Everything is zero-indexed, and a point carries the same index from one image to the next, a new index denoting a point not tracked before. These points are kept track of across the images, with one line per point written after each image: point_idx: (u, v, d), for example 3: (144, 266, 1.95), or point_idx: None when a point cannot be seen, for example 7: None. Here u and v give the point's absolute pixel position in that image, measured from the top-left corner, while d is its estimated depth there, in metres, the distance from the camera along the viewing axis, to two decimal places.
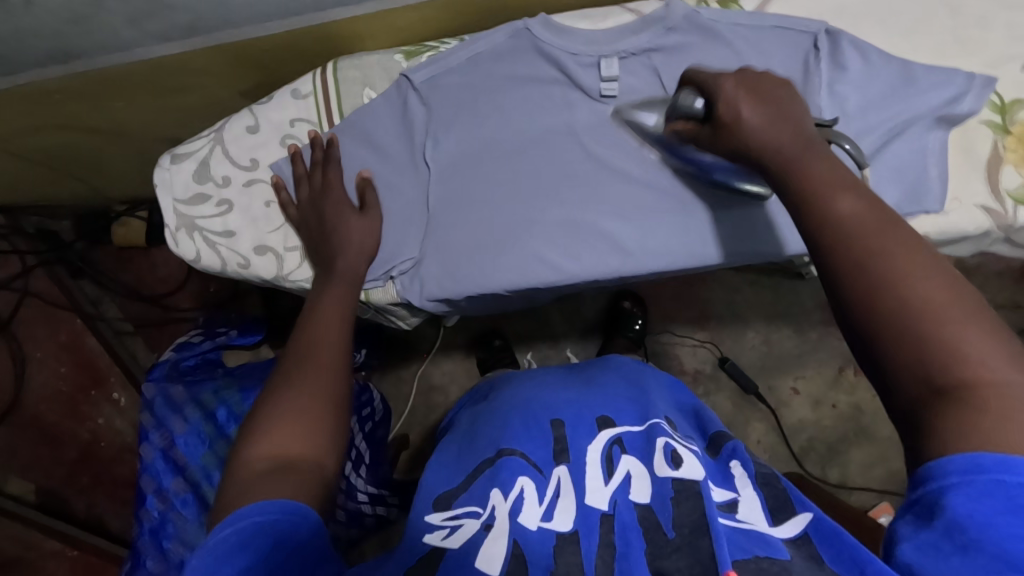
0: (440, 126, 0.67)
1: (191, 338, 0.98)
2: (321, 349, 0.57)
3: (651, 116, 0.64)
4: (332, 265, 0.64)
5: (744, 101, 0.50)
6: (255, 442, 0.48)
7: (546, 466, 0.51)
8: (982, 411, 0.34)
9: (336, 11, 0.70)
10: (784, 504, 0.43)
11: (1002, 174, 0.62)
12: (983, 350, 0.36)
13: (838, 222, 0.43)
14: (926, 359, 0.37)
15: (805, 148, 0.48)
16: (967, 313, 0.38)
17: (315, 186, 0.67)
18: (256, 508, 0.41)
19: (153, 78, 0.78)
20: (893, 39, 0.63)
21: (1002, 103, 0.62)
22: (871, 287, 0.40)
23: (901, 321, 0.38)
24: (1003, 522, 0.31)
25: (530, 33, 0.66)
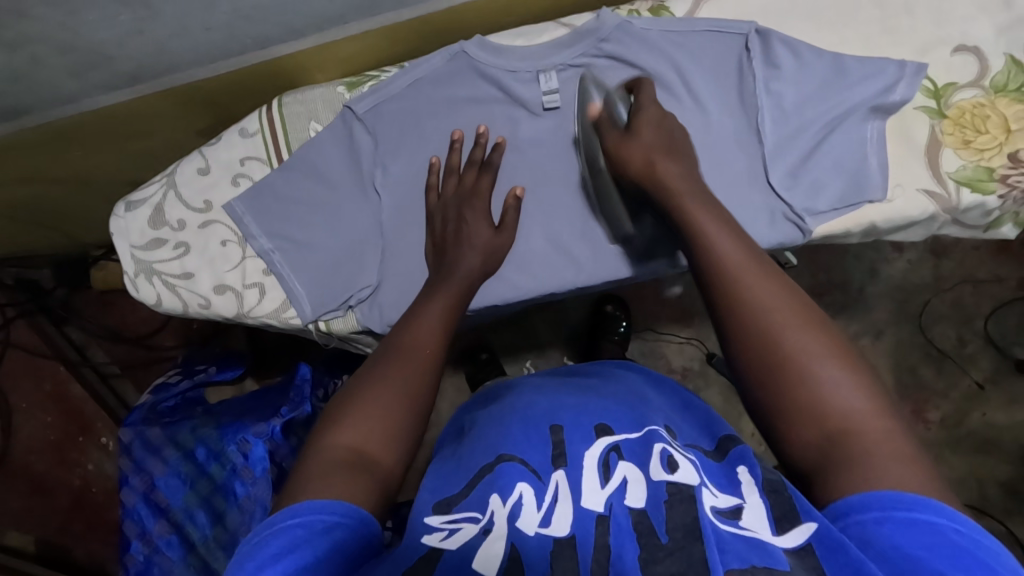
0: (387, 156, 0.68)
1: (169, 377, 1.00)
2: (422, 347, 0.55)
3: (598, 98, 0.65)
4: (457, 265, 0.62)
5: (647, 130, 0.59)
6: (339, 429, 0.48)
7: (544, 470, 0.47)
8: (867, 458, 0.40)
9: (278, 47, 0.71)
10: (789, 511, 0.40)
11: (941, 158, 0.62)
12: (855, 399, 0.43)
13: (721, 267, 0.50)
14: (811, 408, 0.43)
15: (703, 203, 0.54)
16: (831, 354, 0.45)
17: (458, 184, 0.66)
18: (331, 501, 0.42)
19: (106, 126, 0.79)
20: (821, 33, 0.64)
21: (936, 88, 0.63)
22: (752, 333, 0.46)
23: (790, 373, 0.44)
24: (926, 550, 0.36)
25: (467, 55, 0.66)
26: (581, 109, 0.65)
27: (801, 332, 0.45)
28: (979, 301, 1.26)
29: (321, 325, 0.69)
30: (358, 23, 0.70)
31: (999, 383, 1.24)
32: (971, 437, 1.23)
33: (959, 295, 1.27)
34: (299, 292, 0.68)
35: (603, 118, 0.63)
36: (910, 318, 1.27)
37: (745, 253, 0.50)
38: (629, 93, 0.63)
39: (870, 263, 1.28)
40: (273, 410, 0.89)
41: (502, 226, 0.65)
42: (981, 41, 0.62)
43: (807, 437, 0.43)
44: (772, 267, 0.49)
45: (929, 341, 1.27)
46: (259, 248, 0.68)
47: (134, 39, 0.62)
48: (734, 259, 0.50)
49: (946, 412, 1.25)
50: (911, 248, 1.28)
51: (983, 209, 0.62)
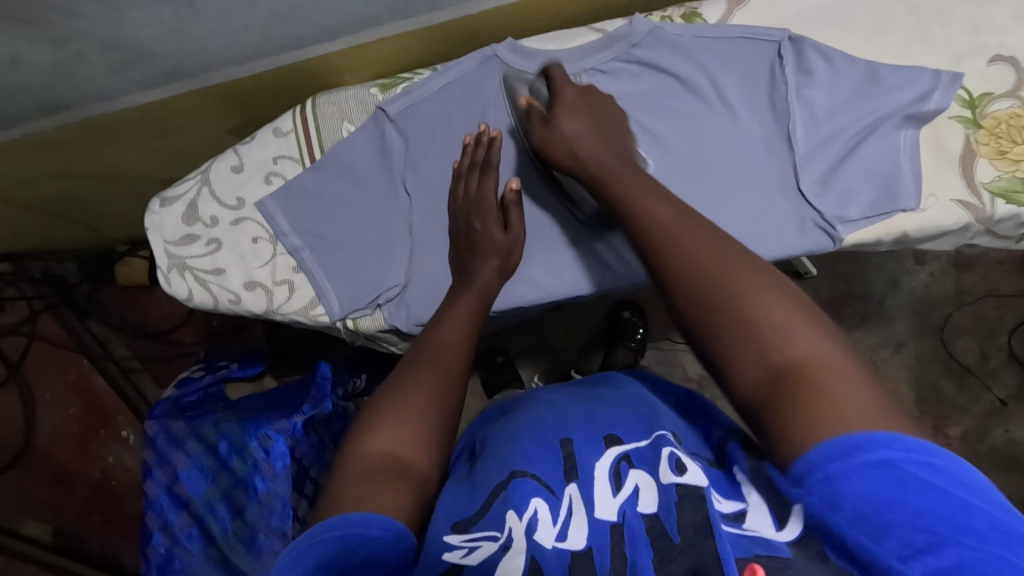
0: (417, 157, 0.69)
1: (192, 372, 1.01)
2: (447, 352, 0.56)
3: (524, 87, 0.66)
4: (477, 272, 0.63)
5: (568, 116, 0.59)
6: (372, 435, 0.49)
7: (557, 484, 0.47)
8: (820, 391, 0.36)
9: (312, 48, 0.72)
10: (786, 504, 0.40)
11: (976, 168, 0.62)
12: (805, 330, 0.39)
13: (652, 222, 0.49)
14: (762, 348, 0.39)
15: (630, 173, 0.54)
16: (775, 290, 0.42)
17: (467, 187, 0.66)
18: (372, 512, 0.42)
19: (140, 123, 0.81)
20: (855, 42, 0.64)
21: (971, 97, 0.62)
22: (687, 278, 0.44)
23: (735, 313, 0.41)
24: (902, 499, 0.32)
25: (499, 58, 0.67)
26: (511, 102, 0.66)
27: (742, 274, 0.43)
28: (1003, 315, 1.25)
29: (348, 323, 0.70)
30: (392, 25, 0.71)
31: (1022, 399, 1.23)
32: (992, 454, 1.22)
33: (982, 309, 1.25)
34: (328, 290, 0.69)
35: (533, 105, 0.63)
36: (931, 331, 1.26)
37: (673, 211, 0.49)
38: (545, 80, 0.64)
39: (892, 275, 1.27)
40: (294, 407, 0.90)
41: (509, 228, 0.64)
42: (1016, 50, 0.62)
43: (761, 377, 0.39)
44: (703, 221, 0.48)
45: (951, 354, 1.25)
46: (289, 245, 0.69)
47: (173, 38, 0.63)
48: (663, 217, 0.48)
49: (968, 427, 1.23)
50: (933, 261, 1.27)
51: (1016, 220, 0.62)
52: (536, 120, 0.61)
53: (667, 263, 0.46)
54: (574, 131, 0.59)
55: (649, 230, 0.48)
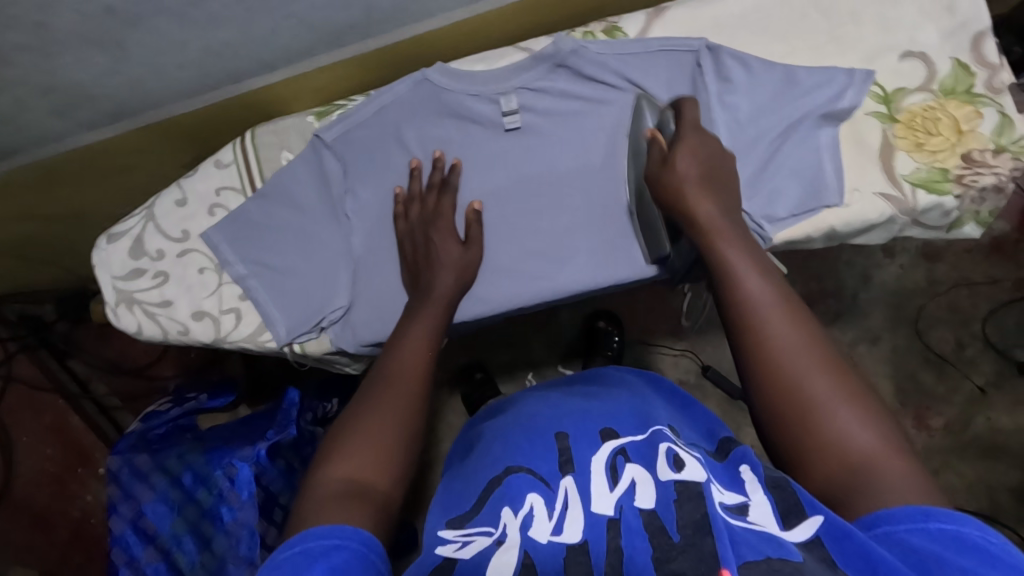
0: (356, 182, 0.70)
1: (159, 406, 1.01)
2: (409, 367, 0.56)
3: (648, 117, 0.64)
4: (434, 286, 0.63)
5: (686, 157, 0.58)
6: (337, 462, 0.48)
7: (553, 477, 0.46)
8: (880, 491, 0.40)
9: (251, 81, 0.74)
10: (794, 506, 0.39)
11: (896, 160, 0.63)
12: (872, 434, 0.43)
13: (748, 300, 0.49)
14: (830, 440, 0.43)
15: (730, 239, 0.54)
16: (855, 389, 0.45)
17: (422, 208, 0.67)
18: (330, 525, 0.42)
19: (94, 163, 0.83)
20: (772, 46, 0.66)
21: (886, 93, 0.63)
22: (774, 360, 0.46)
23: (810, 412, 0.44)
24: (942, 545, 0.36)
25: (430, 82, 0.68)
26: (636, 131, 0.64)
27: (827, 371, 0.45)
28: (976, 303, 1.26)
29: (294, 347, 0.71)
30: (328, 54, 0.73)
31: (1001, 386, 1.23)
32: (976, 443, 1.21)
33: (955, 298, 1.26)
34: (274, 315, 0.70)
35: (655, 138, 0.61)
36: (906, 323, 1.26)
37: (775, 294, 0.50)
38: (674, 112, 0.62)
39: (863, 269, 1.28)
40: (259, 433, 0.91)
41: (469, 242, 0.66)
42: (927, 46, 0.63)
43: (831, 467, 0.43)
44: (800, 308, 0.49)
45: (928, 345, 1.25)
46: (234, 274, 0.70)
47: (110, 78, 0.65)
48: (762, 300, 0.49)
49: (950, 417, 1.23)
50: (902, 253, 1.28)
51: (941, 209, 0.63)
52: (653, 160, 0.60)
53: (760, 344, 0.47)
54: (687, 180, 0.57)
55: (747, 307, 0.49)
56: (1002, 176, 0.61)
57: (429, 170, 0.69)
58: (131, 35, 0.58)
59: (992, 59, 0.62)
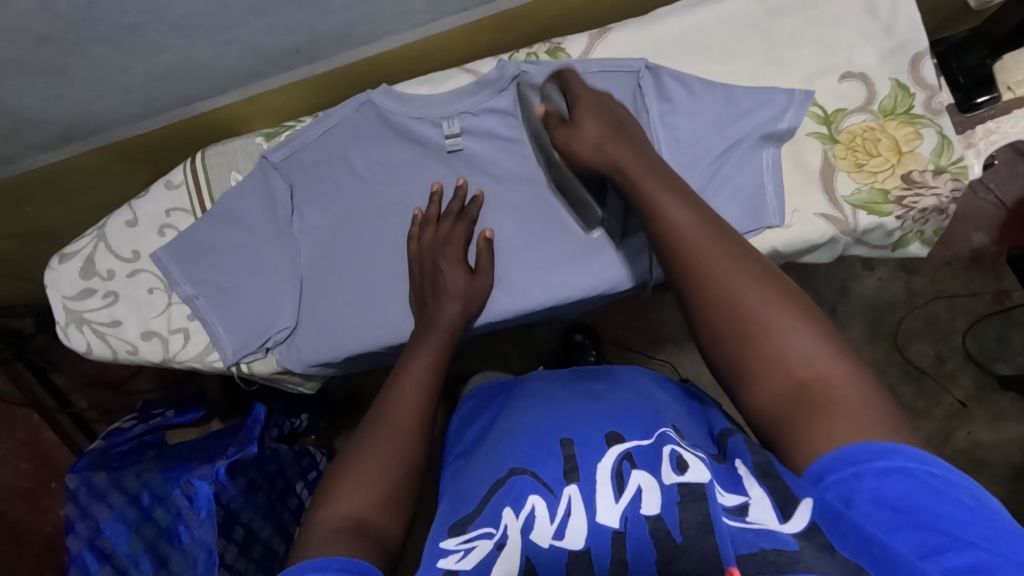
0: (302, 202, 0.70)
1: (124, 422, 1.02)
2: (406, 402, 0.54)
3: (535, 92, 0.66)
4: (437, 315, 0.62)
5: (588, 119, 0.60)
6: (335, 499, 0.47)
7: (557, 484, 0.46)
8: (827, 406, 0.40)
9: (204, 102, 0.75)
10: (787, 494, 0.39)
11: (836, 181, 0.63)
12: (806, 347, 0.43)
13: (672, 230, 0.50)
14: (774, 363, 0.43)
15: (656, 172, 0.54)
16: (782, 301, 0.45)
17: (434, 233, 0.66)
18: (336, 557, 0.41)
19: (54, 184, 0.84)
20: (714, 67, 0.66)
21: (825, 114, 0.64)
22: (701, 294, 0.47)
23: (755, 338, 0.44)
24: (912, 499, 0.36)
25: (372, 103, 0.68)
26: (525, 109, 0.66)
27: (751, 290, 0.46)
28: (955, 316, 1.25)
29: (242, 367, 0.71)
30: (277, 77, 0.73)
31: (982, 400, 1.22)
32: (957, 457, 1.21)
33: (933, 311, 1.25)
34: (220, 335, 0.70)
35: (550, 112, 0.64)
36: (885, 336, 1.26)
37: (699, 220, 0.50)
38: (559, 85, 0.64)
39: (841, 282, 1.27)
40: (219, 451, 0.91)
41: (477, 270, 0.65)
42: (867, 67, 0.63)
43: (776, 387, 0.43)
44: (725, 229, 0.50)
45: (907, 358, 1.25)
46: (183, 294, 0.71)
47: (58, 103, 0.66)
48: (690, 228, 0.49)
49: (930, 431, 1.22)
50: (881, 266, 1.27)
51: (882, 230, 0.63)
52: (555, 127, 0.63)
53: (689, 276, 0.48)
54: (599, 136, 0.59)
55: (672, 236, 0.49)
56: (942, 197, 0.61)
57: (449, 196, 0.68)
58: (71, 61, 0.59)
59: (930, 80, 0.62)
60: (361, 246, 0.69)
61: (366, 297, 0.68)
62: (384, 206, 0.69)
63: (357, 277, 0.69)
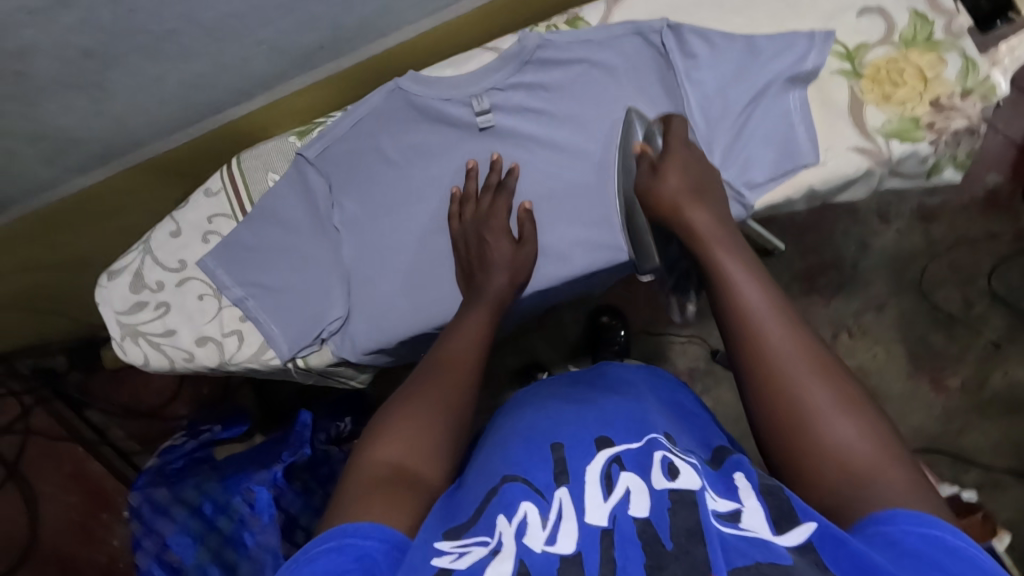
0: (342, 195, 0.71)
1: (174, 440, 1.03)
2: (458, 363, 0.55)
3: (639, 132, 0.65)
4: (487, 285, 0.63)
5: (673, 168, 0.60)
6: (381, 445, 0.47)
7: (548, 488, 0.43)
8: (871, 505, 0.39)
9: (232, 110, 0.77)
10: (787, 511, 0.38)
11: (866, 114, 0.64)
12: (859, 441, 0.41)
13: (739, 303, 0.49)
14: (820, 453, 0.42)
15: (728, 242, 0.54)
16: (844, 393, 0.43)
17: (476, 208, 0.67)
18: (374, 524, 0.41)
19: (89, 208, 0.86)
20: (732, 19, 0.67)
21: (847, 50, 0.64)
22: (759, 371, 0.46)
23: (807, 427, 0.43)
24: (928, 554, 0.35)
25: (401, 91, 0.70)
26: (624, 143, 0.66)
27: (809, 380, 0.44)
28: (979, 259, 1.25)
29: (298, 362, 0.72)
30: (303, 77, 0.75)
31: (1015, 340, 1.22)
32: (996, 400, 1.21)
33: (956, 258, 1.25)
34: (274, 333, 0.71)
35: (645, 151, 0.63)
36: (911, 287, 1.25)
37: (767, 297, 0.48)
38: (663, 125, 0.64)
39: (859, 237, 1.27)
40: (273, 456, 0.93)
41: (522, 240, 0.66)
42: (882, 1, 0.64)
43: (822, 477, 0.42)
44: (794, 316, 0.48)
45: (935, 307, 1.24)
46: (232, 297, 0.72)
47: (97, 121, 0.68)
48: (756, 301, 0.48)
49: (966, 377, 1.22)
50: (897, 218, 1.27)
51: (916, 156, 0.63)
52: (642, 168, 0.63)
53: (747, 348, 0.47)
54: (679, 201, 0.58)
55: (736, 309, 0.49)
56: (972, 118, 0.62)
57: (485, 171, 0.69)
58: (111, 75, 0.61)
59: (947, 6, 0.63)
60: (403, 231, 0.70)
61: (415, 278, 0.69)
62: (424, 189, 0.70)
63: (403, 260, 0.70)
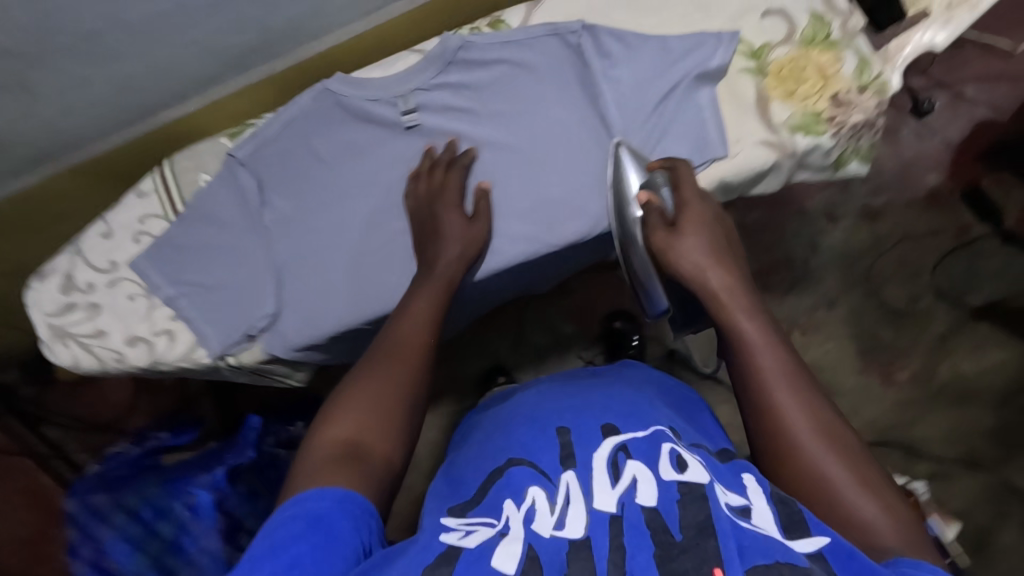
0: (273, 194, 0.72)
1: (120, 447, 1.03)
2: (413, 340, 0.56)
3: (634, 172, 0.64)
4: (438, 258, 0.63)
5: (690, 228, 0.58)
6: (333, 422, 0.49)
7: (555, 472, 0.47)
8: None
9: (167, 112, 0.77)
10: (796, 518, 0.41)
11: (771, 109, 0.67)
12: (875, 511, 0.43)
13: (761, 372, 0.50)
14: (841, 518, 0.44)
15: (746, 305, 0.54)
16: (861, 469, 0.46)
17: (427, 183, 0.67)
18: (332, 491, 0.43)
19: (26, 212, 0.85)
20: (646, 19, 0.70)
21: (753, 49, 0.68)
22: (782, 442, 0.47)
23: (831, 505, 0.44)
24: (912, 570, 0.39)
25: (329, 91, 0.72)
26: (617, 183, 0.65)
27: (826, 450, 0.46)
28: (923, 255, 1.29)
29: (229, 360, 0.72)
30: (236, 79, 0.76)
31: (960, 332, 1.26)
32: (945, 391, 1.24)
33: (901, 254, 1.29)
34: (205, 332, 0.71)
35: (652, 202, 0.62)
36: (858, 283, 1.29)
37: (785, 363, 0.50)
38: (668, 176, 0.62)
39: (810, 237, 1.30)
40: (217, 459, 0.93)
41: (475, 216, 0.66)
42: (784, 2, 0.68)
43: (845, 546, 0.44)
44: (810, 385, 0.49)
45: (883, 301, 1.28)
46: (164, 296, 0.72)
47: (26, 121, 0.68)
48: (774, 369, 0.50)
49: (916, 369, 1.25)
50: (845, 217, 1.31)
51: (820, 149, 0.67)
52: (655, 227, 0.60)
53: (770, 417, 0.48)
54: (701, 264, 0.57)
55: (758, 381, 0.50)
56: (869, 112, 0.66)
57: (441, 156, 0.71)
58: (37, 74, 0.62)
59: (843, 7, 0.66)
60: (334, 227, 0.71)
61: (345, 273, 0.70)
62: (353, 185, 0.71)
63: (334, 255, 0.71)
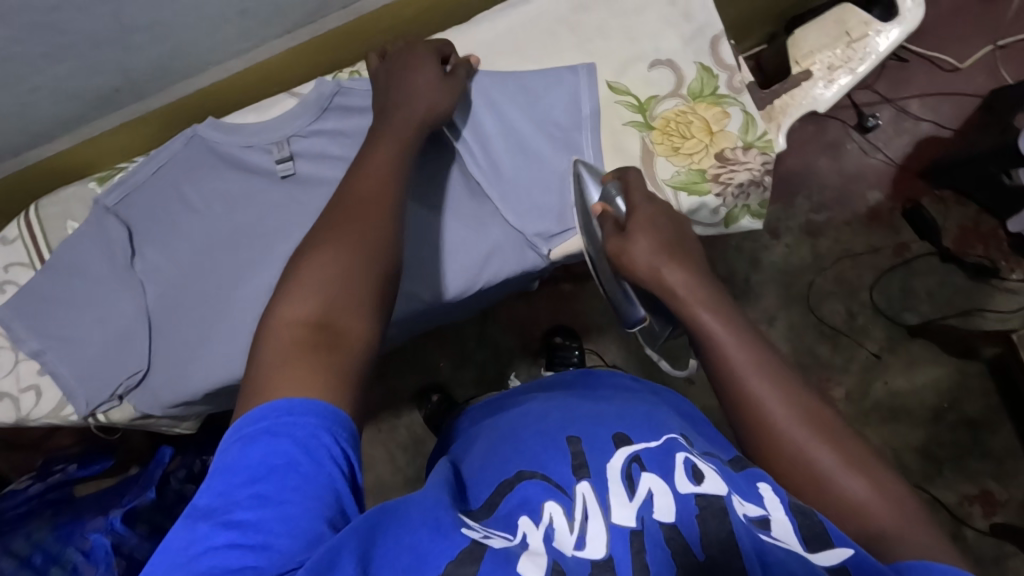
0: (143, 244, 0.69)
1: (21, 484, 0.99)
2: (368, 200, 0.49)
3: (593, 188, 0.63)
4: (403, 108, 0.58)
5: (643, 233, 0.57)
6: (289, 301, 0.43)
7: (569, 484, 0.43)
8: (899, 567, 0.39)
9: (37, 150, 0.74)
10: (819, 532, 0.38)
11: (656, 166, 0.64)
12: (870, 495, 0.42)
13: (733, 366, 0.49)
14: (836, 509, 0.42)
15: (709, 301, 0.53)
16: (847, 453, 0.44)
17: (398, 47, 0.63)
18: (295, 398, 0.38)
19: None
20: (529, 67, 0.67)
21: (639, 103, 0.65)
22: (764, 436, 0.46)
23: (824, 500, 0.42)
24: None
25: (200, 137, 0.69)
26: (581, 202, 0.63)
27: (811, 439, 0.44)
28: (861, 273, 1.19)
29: (99, 418, 0.69)
30: (109, 118, 0.72)
31: (896, 350, 1.17)
32: (878, 408, 1.15)
33: (840, 271, 1.20)
34: (73, 389, 0.68)
35: (607, 213, 0.61)
36: (798, 299, 1.20)
37: (750, 356, 0.49)
38: (620, 184, 0.61)
39: (751, 253, 1.20)
40: (115, 502, 0.90)
41: (450, 74, 0.62)
42: (672, 53, 0.65)
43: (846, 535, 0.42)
44: (780, 370, 0.48)
45: (821, 319, 1.19)
46: (28, 350, 0.69)
47: None
48: (743, 364, 0.49)
49: (851, 388, 1.17)
50: (787, 233, 1.21)
51: (707, 208, 0.64)
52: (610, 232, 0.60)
53: (751, 410, 0.47)
54: (658, 265, 0.55)
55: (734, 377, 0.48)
56: (754, 171, 0.63)
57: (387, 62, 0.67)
58: None
59: (729, 62, 0.65)
60: (205, 277, 0.67)
61: (214, 325, 0.66)
62: (225, 233, 0.68)
63: (205, 304, 0.67)
